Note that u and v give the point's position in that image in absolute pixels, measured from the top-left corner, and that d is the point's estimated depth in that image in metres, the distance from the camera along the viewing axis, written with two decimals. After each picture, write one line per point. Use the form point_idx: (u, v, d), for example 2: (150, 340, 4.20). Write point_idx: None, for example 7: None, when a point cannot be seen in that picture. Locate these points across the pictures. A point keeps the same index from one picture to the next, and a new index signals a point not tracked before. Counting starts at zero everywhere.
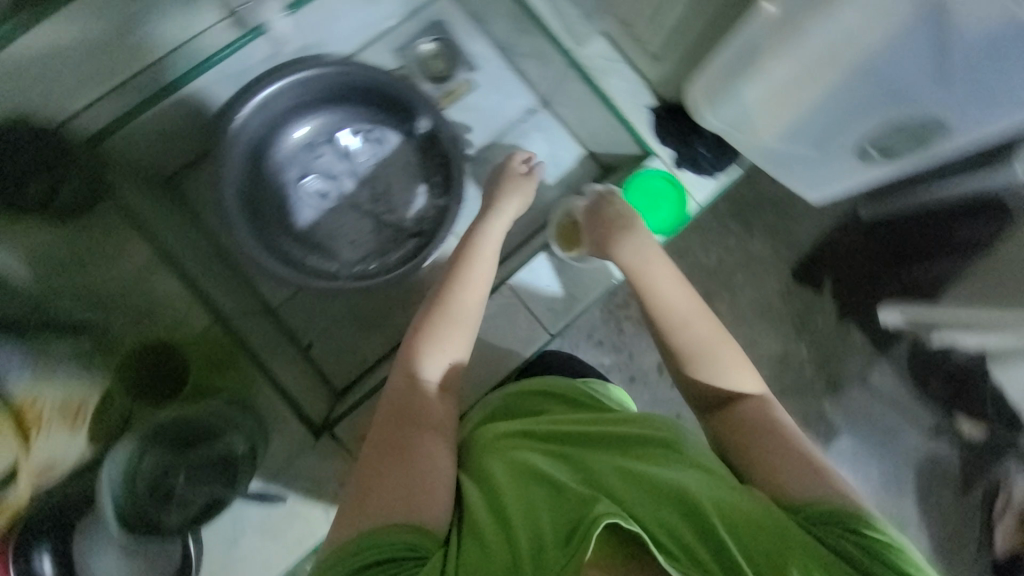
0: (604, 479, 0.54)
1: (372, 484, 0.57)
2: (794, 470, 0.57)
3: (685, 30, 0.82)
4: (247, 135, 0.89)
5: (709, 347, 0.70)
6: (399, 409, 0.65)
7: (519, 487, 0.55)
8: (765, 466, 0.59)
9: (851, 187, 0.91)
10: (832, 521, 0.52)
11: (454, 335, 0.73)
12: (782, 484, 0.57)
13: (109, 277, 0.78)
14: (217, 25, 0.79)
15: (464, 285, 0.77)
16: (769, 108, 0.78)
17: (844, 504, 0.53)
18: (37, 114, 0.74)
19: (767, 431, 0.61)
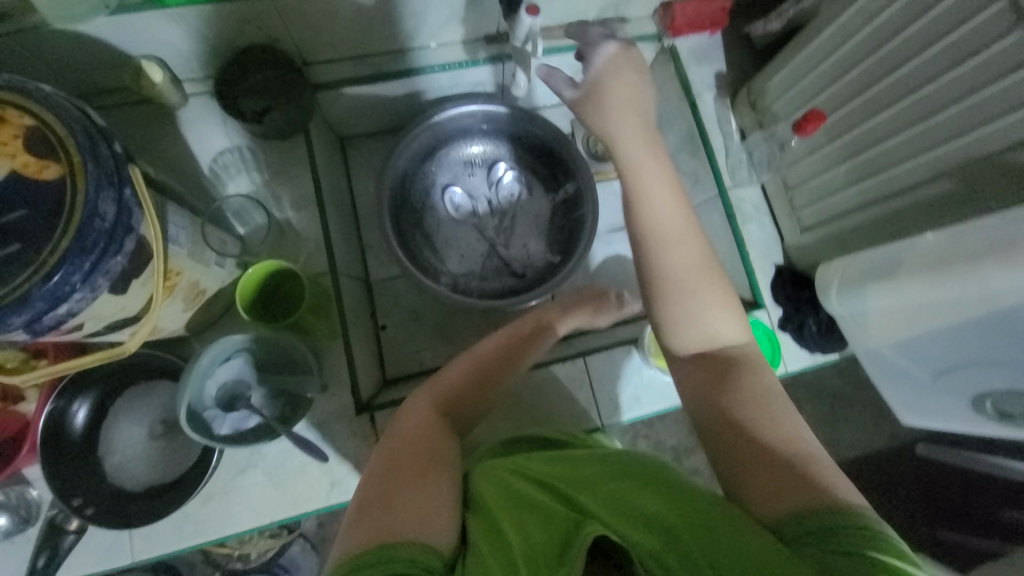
0: (587, 504, 0.53)
1: (384, 491, 0.56)
2: (786, 474, 0.52)
3: (843, 217, 0.85)
4: (430, 135, 1.00)
5: (700, 305, 0.67)
6: (417, 431, 0.65)
7: (512, 516, 0.55)
8: (757, 478, 0.54)
9: (958, 426, 0.88)
10: (824, 529, 0.47)
11: (481, 389, 0.75)
12: (771, 498, 0.52)
13: (275, 199, 0.89)
14: (455, 45, 0.96)
15: (514, 346, 0.80)
16: (889, 322, 0.78)
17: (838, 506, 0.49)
18: (293, 53, 0.88)
19: (759, 423, 0.57)
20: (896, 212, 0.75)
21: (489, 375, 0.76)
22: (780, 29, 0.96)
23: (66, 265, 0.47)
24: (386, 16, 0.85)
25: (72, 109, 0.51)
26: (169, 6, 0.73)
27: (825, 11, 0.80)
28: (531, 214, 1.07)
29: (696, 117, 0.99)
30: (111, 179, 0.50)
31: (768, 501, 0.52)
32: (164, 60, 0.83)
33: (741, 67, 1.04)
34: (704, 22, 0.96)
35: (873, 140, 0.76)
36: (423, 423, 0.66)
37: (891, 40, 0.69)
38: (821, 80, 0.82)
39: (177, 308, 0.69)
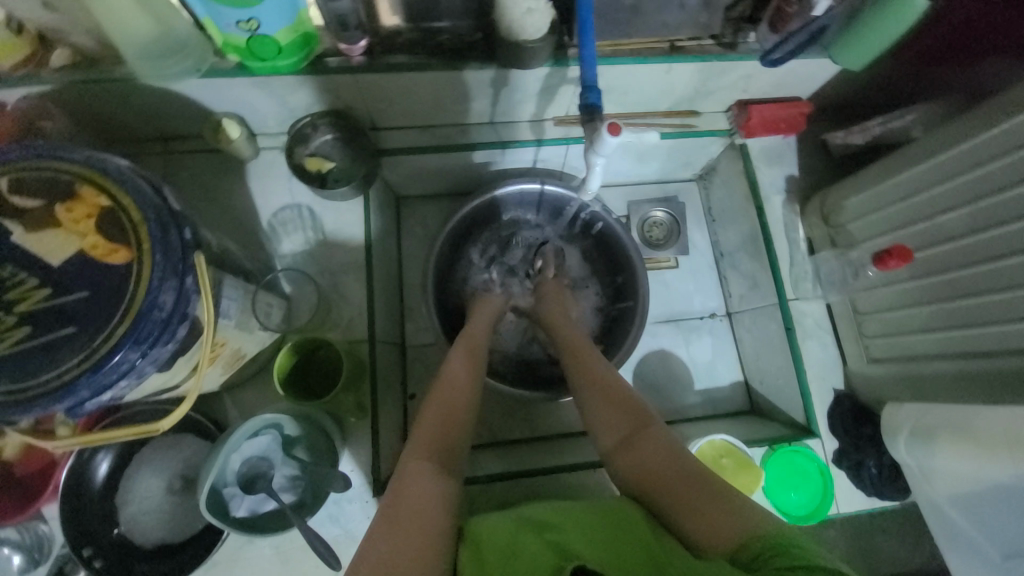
0: (573, 544, 0.52)
1: (391, 513, 0.58)
2: (720, 509, 0.57)
3: (915, 360, 0.79)
4: (482, 207, 1.00)
5: (588, 373, 0.77)
6: (410, 470, 0.63)
7: (510, 542, 0.55)
8: (693, 518, 0.57)
9: None
10: (771, 555, 0.51)
11: (450, 419, 0.71)
12: (722, 533, 0.55)
13: (324, 258, 0.90)
14: (520, 125, 0.96)
15: (479, 362, 0.81)
16: (968, 490, 0.71)
17: (770, 527, 0.54)
18: (364, 119, 0.89)
19: (681, 475, 0.61)
20: (988, 374, 0.69)
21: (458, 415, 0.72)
22: (864, 143, 0.93)
23: (116, 359, 0.47)
24: (458, 95, 0.86)
25: (156, 194, 0.52)
26: (256, 74, 0.75)
27: (921, 143, 0.75)
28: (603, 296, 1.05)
29: (763, 222, 0.94)
30: (174, 270, 0.50)
31: (716, 534, 0.55)
32: (242, 117, 0.85)
33: (815, 173, 0.99)
34: (781, 124, 0.93)
35: (964, 290, 0.71)
36: (412, 466, 0.63)
37: (998, 194, 0.65)
38: (909, 212, 0.77)
39: (215, 374, 0.68)
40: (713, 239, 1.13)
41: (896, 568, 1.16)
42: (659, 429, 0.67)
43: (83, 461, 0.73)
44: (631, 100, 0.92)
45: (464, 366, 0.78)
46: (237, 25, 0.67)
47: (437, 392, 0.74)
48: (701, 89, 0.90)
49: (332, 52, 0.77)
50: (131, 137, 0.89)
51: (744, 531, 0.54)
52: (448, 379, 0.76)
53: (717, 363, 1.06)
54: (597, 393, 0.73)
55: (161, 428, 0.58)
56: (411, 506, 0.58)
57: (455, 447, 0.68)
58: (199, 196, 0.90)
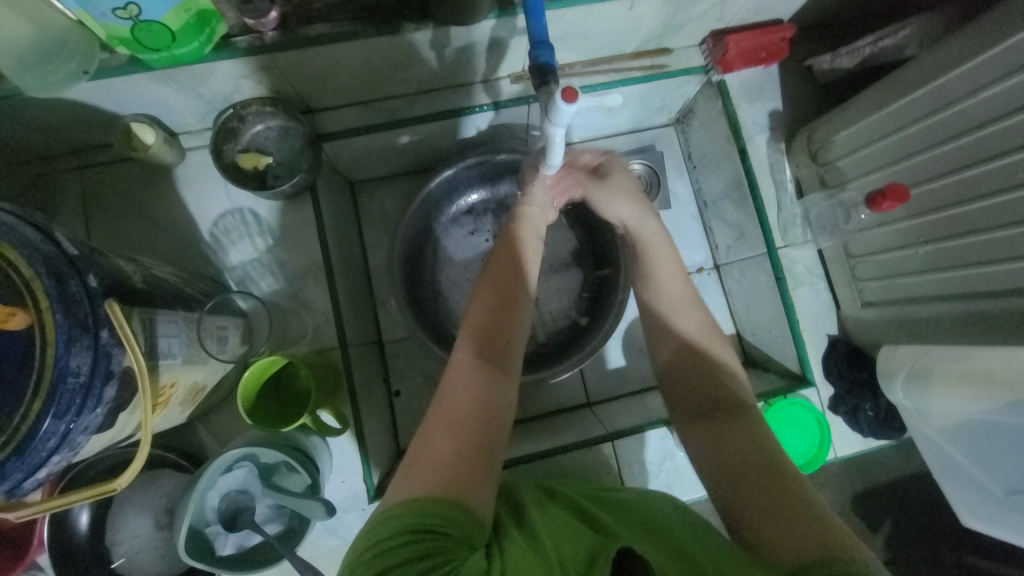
0: (613, 525, 0.49)
1: (427, 439, 0.52)
2: (798, 514, 0.48)
3: (912, 303, 0.76)
4: (440, 185, 0.91)
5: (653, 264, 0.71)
6: (454, 386, 0.56)
7: (549, 521, 0.50)
8: (769, 516, 0.49)
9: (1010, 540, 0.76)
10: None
11: (495, 321, 0.61)
12: (789, 544, 0.47)
13: (279, 264, 0.83)
14: (474, 88, 0.85)
15: (520, 269, 0.67)
16: (961, 423, 0.70)
17: (854, 551, 0.44)
18: (296, 102, 0.79)
19: (763, 466, 0.53)
20: (985, 314, 0.66)
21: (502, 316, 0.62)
22: (853, 66, 0.83)
23: (39, 434, 0.42)
24: (398, 62, 0.75)
25: (45, 242, 0.45)
26: (155, 69, 0.65)
27: (916, 67, 0.67)
28: (581, 262, 0.98)
29: (747, 166, 0.87)
30: (83, 327, 0.44)
31: (781, 539, 0.47)
32: (155, 118, 0.75)
33: (801, 104, 0.91)
34: (761, 54, 0.83)
35: (967, 228, 0.66)
36: (462, 374, 0.57)
37: (1002, 119, 0.59)
38: (905, 145, 0.71)
39: (174, 411, 0.64)
40: (695, 188, 1.06)
41: (891, 488, 1.20)
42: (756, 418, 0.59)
43: (61, 512, 0.70)
44: (593, 45, 0.81)
45: (489, 285, 0.65)
46: (114, 14, 0.56)
47: (468, 319, 0.62)
48: (670, 24, 0.80)
49: (239, 31, 0.66)
50: (37, 156, 0.79)
51: (822, 548, 0.45)
52: (479, 296, 0.64)
53: (707, 317, 1.02)
54: (697, 341, 0.65)
55: (121, 484, 0.52)
56: (459, 420, 0.53)
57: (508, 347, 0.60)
58: (128, 214, 0.81)
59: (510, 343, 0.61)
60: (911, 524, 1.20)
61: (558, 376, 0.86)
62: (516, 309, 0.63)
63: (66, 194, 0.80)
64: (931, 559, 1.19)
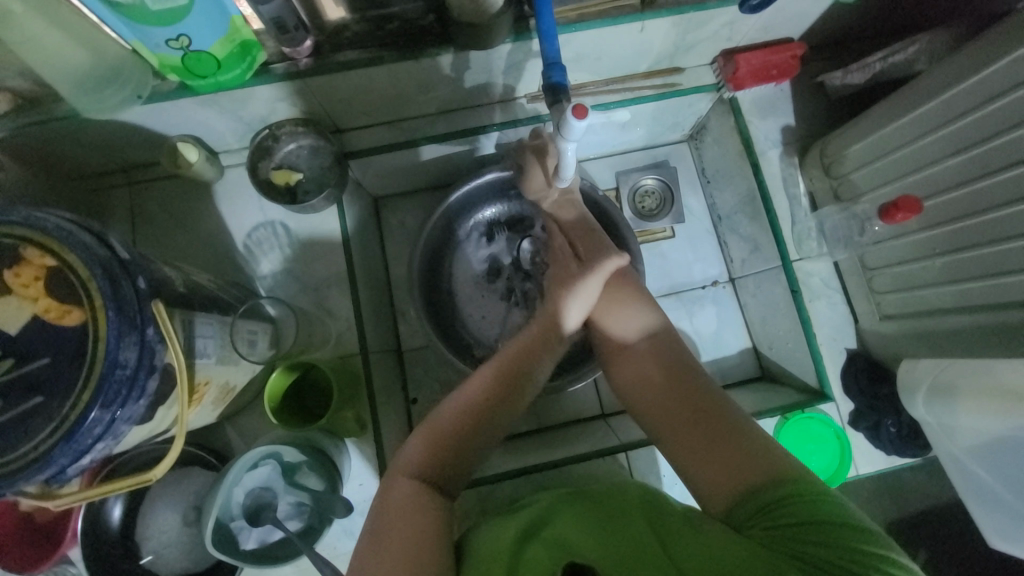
0: (569, 532, 0.52)
1: (385, 533, 0.53)
2: (730, 455, 0.55)
3: (932, 315, 0.74)
4: (459, 199, 0.95)
5: (610, 308, 0.70)
6: (404, 483, 0.57)
7: (518, 526, 0.55)
8: (706, 468, 0.56)
9: None
10: (776, 503, 0.50)
11: (463, 429, 0.62)
12: (724, 487, 0.54)
13: (305, 273, 0.88)
14: (492, 107, 0.90)
15: (509, 383, 0.65)
16: (988, 439, 0.68)
17: (774, 472, 0.53)
18: (326, 122, 0.85)
19: (710, 459, 0.56)
20: (1007, 326, 0.64)
21: (481, 422, 0.63)
22: (865, 81, 0.84)
23: (87, 422, 0.46)
24: (420, 84, 0.80)
25: (102, 246, 0.49)
26: (200, 93, 0.71)
27: (926, 81, 0.68)
28: None
29: (760, 180, 0.88)
30: (132, 324, 0.48)
31: (719, 489, 0.54)
32: (198, 137, 0.81)
33: (813, 120, 0.92)
34: (772, 71, 0.85)
35: (984, 239, 0.65)
36: (411, 473, 0.59)
37: (1013, 130, 0.59)
38: (917, 157, 0.71)
39: (206, 409, 0.68)
40: (709, 202, 1.07)
41: (924, 513, 1.15)
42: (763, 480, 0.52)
43: (97, 504, 0.75)
44: (605, 66, 0.85)
45: (462, 396, 0.64)
46: (167, 44, 0.62)
47: (434, 417, 0.63)
48: (681, 44, 0.83)
49: (277, 58, 0.72)
50: (92, 173, 0.86)
51: (750, 481, 0.53)
52: (452, 403, 0.63)
53: (722, 331, 1.02)
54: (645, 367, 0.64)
55: (155, 476, 0.55)
56: (412, 519, 0.54)
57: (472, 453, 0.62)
58: (170, 225, 0.87)
59: (475, 444, 0.63)
60: (947, 552, 1.14)
61: (573, 385, 0.87)
62: (494, 419, 0.64)
63: (116, 207, 0.87)
64: None
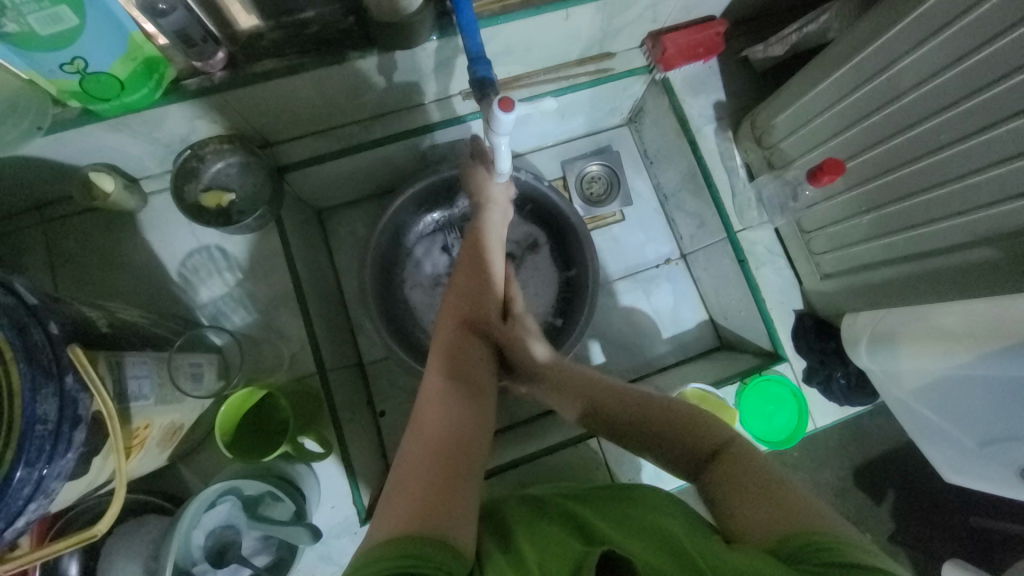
0: (597, 525, 0.49)
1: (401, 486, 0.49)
2: (767, 501, 0.49)
3: (866, 270, 0.78)
4: (405, 203, 0.93)
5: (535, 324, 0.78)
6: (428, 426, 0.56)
7: (533, 532, 0.50)
8: (739, 501, 0.51)
9: (985, 490, 0.79)
10: (820, 548, 0.43)
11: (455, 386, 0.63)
12: (755, 520, 0.48)
13: (250, 296, 0.84)
14: (428, 107, 0.88)
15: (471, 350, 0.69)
16: (927, 382, 0.72)
17: (818, 522, 0.46)
18: (253, 137, 0.81)
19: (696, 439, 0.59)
20: (931, 273, 0.69)
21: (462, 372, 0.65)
22: (785, 53, 0.87)
23: (12, 482, 0.42)
24: (349, 89, 0.77)
25: (6, 293, 0.45)
26: (108, 117, 0.66)
27: (839, 48, 0.71)
28: (551, 263, 0.99)
29: (698, 157, 0.91)
30: (48, 374, 0.45)
31: (752, 524, 0.48)
32: (114, 165, 0.76)
33: (743, 94, 0.95)
34: (699, 49, 0.87)
35: (906, 192, 0.69)
36: (433, 412, 0.58)
37: (921, 87, 0.63)
38: (839, 121, 0.75)
39: (152, 452, 0.64)
40: (654, 182, 1.09)
41: (884, 456, 1.21)
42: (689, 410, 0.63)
43: (45, 569, 0.69)
44: (537, 56, 0.84)
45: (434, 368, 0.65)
46: (61, 68, 0.57)
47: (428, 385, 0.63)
48: (608, 29, 0.83)
49: (189, 73, 0.67)
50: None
51: (792, 522, 0.46)
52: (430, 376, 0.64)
53: (680, 306, 1.05)
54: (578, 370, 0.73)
55: (99, 529, 0.52)
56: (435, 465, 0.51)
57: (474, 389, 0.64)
58: (95, 261, 0.82)
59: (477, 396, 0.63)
60: (909, 489, 1.21)
61: (539, 377, 0.87)
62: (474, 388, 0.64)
63: (30, 248, 0.81)
64: (935, 523, 1.20)
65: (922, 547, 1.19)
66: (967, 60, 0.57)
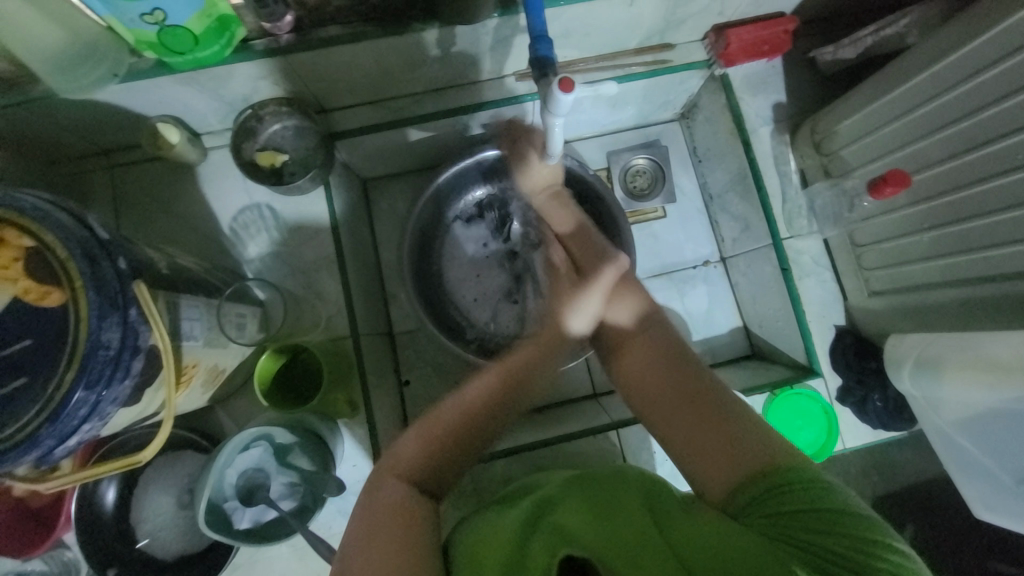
0: (559, 513, 0.53)
1: (381, 527, 0.53)
2: (725, 452, 0.55)
3: (920, 291, 0.75)
4: (448, 180, 0.94)
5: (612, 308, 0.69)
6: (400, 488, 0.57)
7: (509, 517, 0.55)
8: (703, 464, 0.56)
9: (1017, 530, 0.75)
10: (771, 491, 0.51)
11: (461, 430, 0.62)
12: (719, 473, 0.54)
13: (293, 256, 0.87)
14: (481, 85, 0.88)
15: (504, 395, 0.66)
16: (972, 413, 0.69)
17: (771, 462, 0.53)
18: (311, 102, 0.83)
19: (717, 448, 0.55)
20: (992, 300, 0.65)
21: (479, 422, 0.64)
22: (856, 56, 0.83)
23: (71, 403, 0.45)
24: (407, 61, 0.78)
25: (80, 227, 0.48)
26: (179, 71, 0.69)
27: (918, 55, 0.68)
28: None
29: (751, 158, 0.88)
30: (112, 305, 0.47)
31: (714, 478, 0.55)
32: (179, 118, 0.79)
33: (805, 96, 0.91)
34: (764, 47, 0.84)
35: (975, 212, 0.65)
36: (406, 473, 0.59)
37: (1005, 101, 0.59)
38: (908, 131, 0.71)
39: (196, 392, 0.67)
40: (700, 181, 1.06)
41: (911, 487, 1.17)
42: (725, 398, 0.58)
43: (89, 489, 0.74)
44: (596, 41, 0.83)
45: (455, 406, 0.63)
46: (141, 19, 0.60)
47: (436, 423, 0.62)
48: (671, 19, 0.81)
49: (257, 34, 0.69)
50: (71, 155, 0.84)
51: (746, 471, 0.53)
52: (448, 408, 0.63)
53: (713, 310, 1.03)
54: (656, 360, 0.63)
55: (145, 457, 0.55)
56: (401, 530, 0.53)
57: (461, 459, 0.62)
58: (154, 209, 0.86)
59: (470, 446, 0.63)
60: (934, 526, 1.16)
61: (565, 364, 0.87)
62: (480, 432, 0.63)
63: (98, 190, 0.85)
64: None
65: None
66: None
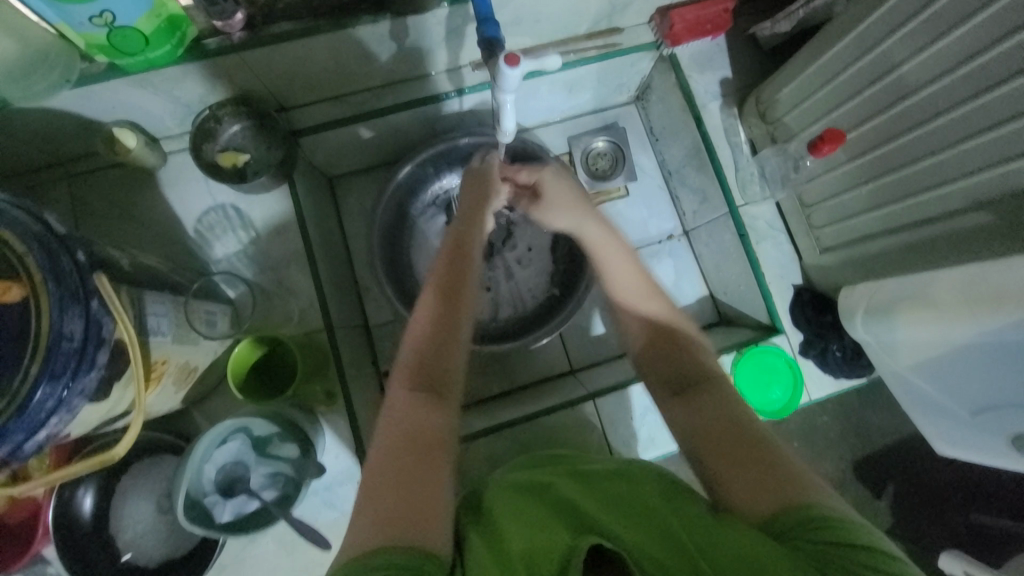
0: (583, 502, 0.50)
1: (376, 486, 0.50)
2: (757, 473, 0.51)
3: (866, 242, 0.79)
4: (413, 171, 0.95)
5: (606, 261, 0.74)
6: (396, 421, 0.55)
7: (516, 514, 0.51)
8: (735, 479, 0.52)
9: (977, 459, 0.81)
10: (812, 523, 0.46)
11: (429, 346, 0.62)
12: (749, 498, 0.50)
13: (262, 255, 0.87)
14: (439, 76, 0.90)
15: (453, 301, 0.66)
16: (920, 355, 0.73)
17: (812, 500, 0.48)
18: (270, 101, 0.84)
19: (725, 429, 0.56)
20: (929, 241, 0.70)
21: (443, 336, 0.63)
22: (791, 29, 0.88)
23: (37, 396, 0.45)
24: (363, 54, 0.80)
25: (36, 221, 0.48)
26: (132, 73, 0.69)
27: (843, 21, 0.72)
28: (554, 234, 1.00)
29: (703, 131, 0.92)
30: (75, 296, 0.48)
31: (746, 501, 0.50)
32: (136, 123, 0.79)
33: (750, 71, 0.96)
34: (706, 26, 0.88)
35: (906, 161, 0.69)
36: (400, 406, 0.57)
37: (921, 54, 0.63)
38: (841, 91, 0.75)
39: (168, 389, 0.67)
40: (659, 159, 1.10)
41: (882, 442, 1.22)
42: (724, 387, 0.61)
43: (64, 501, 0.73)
44: (547, 27, 0.86)
45: (417, 324, 0.64)
46: (90, 22, 0.60)
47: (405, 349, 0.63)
48: (617, 2, 0.85)
49: (210, 32, 0.70)
50: (27, 167, 0.83)
51: (781, 497, 0.49)
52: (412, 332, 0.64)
53: (680, 281, 1.06)
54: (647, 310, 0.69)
55: (119, 453, 0.55)
56: (401, 455, 0.52)
57: (447, 370, 0.61)
58: (116, 216, 0.85)
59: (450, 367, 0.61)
60: (906, 477, 1.21)
61: (539, 341, 0.89)
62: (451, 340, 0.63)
63: (56, 202, 0.84)
64: (932, 512, 1.20)
65: (918, 535, 1.19)
66: (967, 26, 0.58)
